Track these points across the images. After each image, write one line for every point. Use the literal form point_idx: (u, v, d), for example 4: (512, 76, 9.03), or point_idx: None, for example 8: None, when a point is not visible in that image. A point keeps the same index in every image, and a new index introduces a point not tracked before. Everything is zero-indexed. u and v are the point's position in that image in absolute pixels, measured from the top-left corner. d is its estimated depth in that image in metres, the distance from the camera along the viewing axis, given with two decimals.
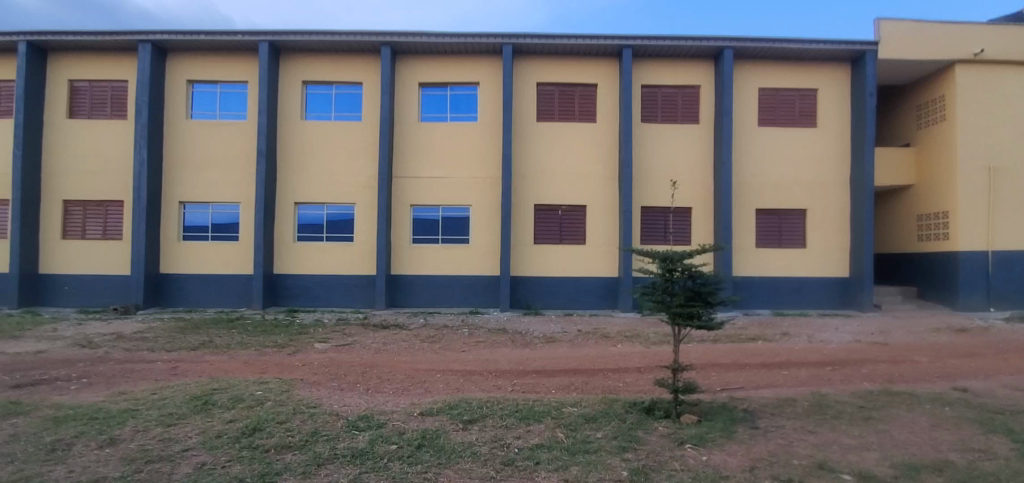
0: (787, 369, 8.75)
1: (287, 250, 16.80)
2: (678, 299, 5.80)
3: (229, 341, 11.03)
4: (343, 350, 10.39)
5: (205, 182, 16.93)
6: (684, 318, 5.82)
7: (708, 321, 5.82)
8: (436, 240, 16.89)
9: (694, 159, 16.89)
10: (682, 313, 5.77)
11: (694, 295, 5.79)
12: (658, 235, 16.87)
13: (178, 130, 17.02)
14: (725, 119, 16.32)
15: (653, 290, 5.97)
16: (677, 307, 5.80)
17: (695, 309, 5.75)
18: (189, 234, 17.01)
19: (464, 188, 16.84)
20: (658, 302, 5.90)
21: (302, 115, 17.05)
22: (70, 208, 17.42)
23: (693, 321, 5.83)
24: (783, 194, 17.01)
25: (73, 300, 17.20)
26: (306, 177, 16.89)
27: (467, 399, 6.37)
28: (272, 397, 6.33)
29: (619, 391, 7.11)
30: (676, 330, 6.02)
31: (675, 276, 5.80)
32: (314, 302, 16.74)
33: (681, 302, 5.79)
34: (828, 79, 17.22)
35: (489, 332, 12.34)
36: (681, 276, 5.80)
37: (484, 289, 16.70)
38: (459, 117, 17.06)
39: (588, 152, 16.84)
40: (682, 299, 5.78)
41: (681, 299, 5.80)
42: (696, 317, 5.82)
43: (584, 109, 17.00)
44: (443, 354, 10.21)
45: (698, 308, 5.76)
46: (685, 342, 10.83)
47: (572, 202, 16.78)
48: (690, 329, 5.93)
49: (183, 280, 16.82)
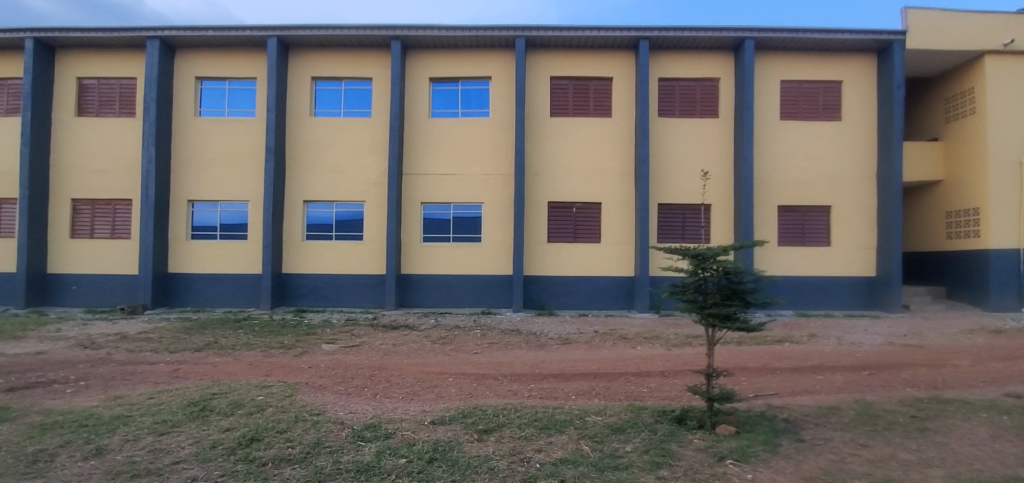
0: (821, 373, 8.19)
1: (295, 249, 16.49)
2: (713, 299, 5.28)
3: (235, 341, 10.71)
4: (351, 351, 10.00)
5: (212, 181, 16.68)
6: (721, 319, 5.28)
7: (748, 323, 5.26)
8: (447, 239, 16.48)
9: (713, 154, 16.30)
10: (719, 314, 5.23)
11: (731, 295, 5.26)
12: (675, 233, 16.29)
13: (185, 128, 16.79)
14: (746, 112, 15.72)
15: (683, 289, 5.44)
16: (712, 307, 5.27)
17: (733, 310, 5.21)
18: (197, 233, 16.78)
19: (475, 185, 16.41)
20: (689, 302, 5.38)
21: (311, 111, 16.73)
22: (79, 207, 17.28)
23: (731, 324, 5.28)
24: (806, 190, 16.36)
25: (81, 300, 17.05)
26: (315, 174, 16.56)
27: (483, 405, 5.92)
28: (273, 403, 5.93)
29: (644, 397, 6.62)
30: (710, 331, 5.48)
31: (708, 275, 5.25)
32: (323, 302, 16.42)
33: (717, 302, 5.26)
34: (853, 71, 16.55)
35: (502, 333, 11.88)
36: (715, 274, 5.25)
37: (496, 289, 16.26)
38: (471, 112, 16.65)
39: (603, 148, 16.34)
40: (718, 299, 5.25)
41: (716, 299, 5.27)
42: (735, 318, 5.27)
43: (598, 103, 16.51)
44: (455, 355, 9.77)
45: (737, 309, 5.23)
46: (724, 346, 10.32)
47: (587, 199, 16.28)
48: (727, 331, 5.38)
49: (191, 280, 16.58)
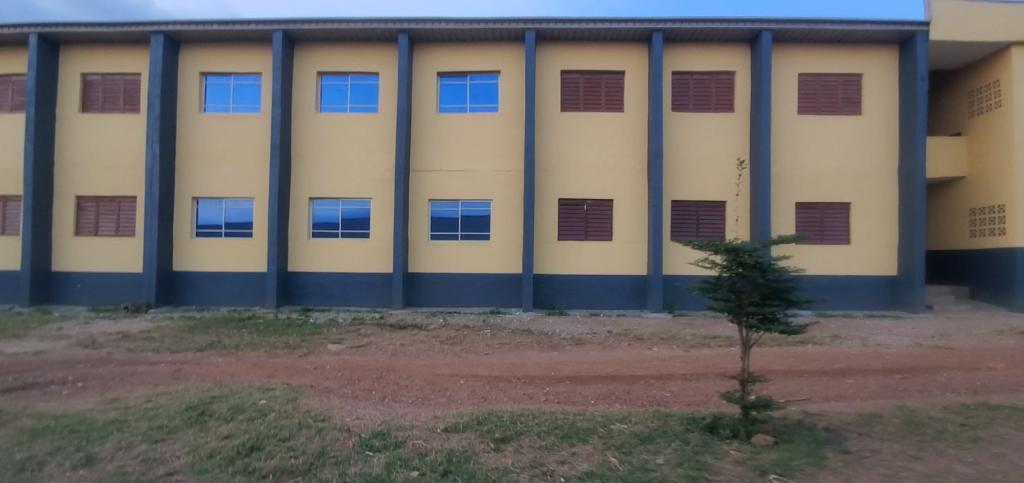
0: (852, 377, 7.78)
1: (301, 247, 16.19)
2: (750, 298, 4.86)
3: (238, 341, 10.40)
4: (358, 352, 9.66)
5: (217, 177, 16.42)
6: (760, 321, 4.86)
7: (790, 325, 4.84)
8: (455, 237, 16.13)
9: (728, 149, 15.86)
10: (759, 314, 4.80)
11: (770, 294, 4.84)
12: (689, 231, 15.85)
13: (190, 124, 16.53)
14: (763, 106, 15.25)
15: (716, 287, 5.03)
16: (750, 307, 4.85)
17: (773, 310, 4.79)
18: (202, 230, 16.53)
19: (484, 182, 16.05)
20: (723, 301, 4.95)
21: (317, 107, 16.42)
22: (83, 204, 17.08)
23: (771, 325, 4.87)
24: (825, 186, 15.88)
25: (85, 298, 16.85)
26: (320, 171, 16.26)
27: (499, 411, 5.57)
28: (276, 408, 5.60)
29: (668, 403, 6.22)
30: (746, 333, 5.06)
31: (744, 271, 4.85)
32: (329, 301, 16.13)
33: (755, 302, 4.83)
34: (873, 64, 16.05)
35: (512, 333, 11.52)
36: (753, 271, 4.85)
37: (505, 288, 15.90)
38: (479, 107, 16.28)
39: (615, 143, 15.92)
40: (756, 298, 4.83)
41: (753, 298, 4.85)
42: (775, 319, 4.86)
43: (610, 98, 16.10)
44: (465, 356, 9.41)
45: (777, 309, 4.81)
46: (759, 346, 9.96)
47: (598, 196, 15.88)
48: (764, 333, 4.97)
49: (195, 278, 16.34)
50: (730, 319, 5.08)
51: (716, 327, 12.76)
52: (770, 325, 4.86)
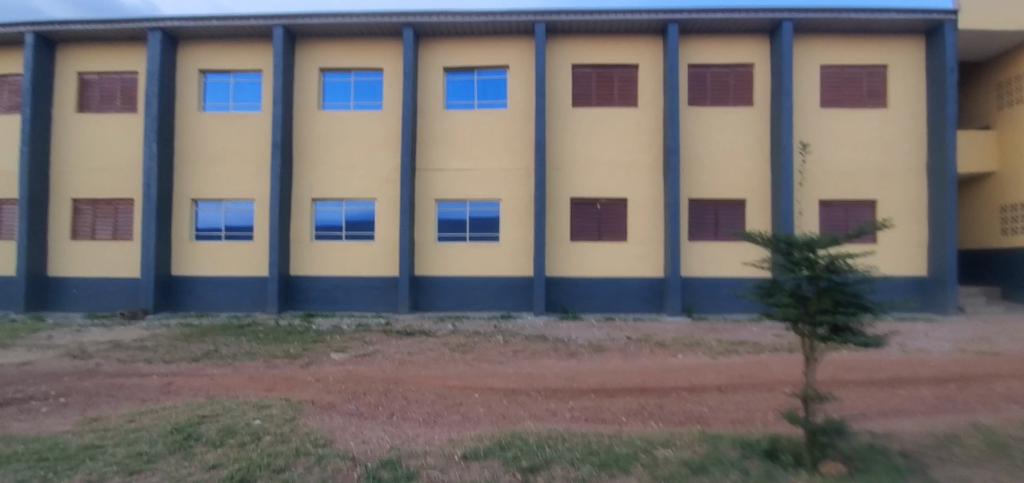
0: (904, 388, 7.12)
1: (303, 250, 15.61)
2: (822, 304, 4.20)
3: (236, 350, 9.80)
4: (363, 361, 9.04)
5: (216, 178, 15.87)
6: (832, 331, 4.22)
7: (868, 336, 4.18)
8: (463, 238, 15.52)
9: (748, 145, 15.18)
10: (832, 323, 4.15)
11: (845, 300, 4.18)
12: (708, 230, 15.15)
13: (189, 123, 15.99)
14: (786, 99, 14.56)
15: (778, 290, 4.40)
16: (821, 315, 4.19)
17: (849, 318, 4.14)
18: (201, 233, 15.97)
19: (493, 181, 15.43)
20: (789, 308, 4.30)
21: (320, 104, 15.86)
22: (80, 207, 16.56)
23: (844, 336, 4.20)
24: (850, 183, 15.17)
25: (82, 304, 16.31)
26: (323, 170, 15.68)
27: (524, 432, 4.94)
28: (271, 430, 4.98)
29: (710, 421, 5.56)
30: (809, 344, 4.44)
31: (815, 273, 4.20)
32: (333, 306, 15.53)
33: (828, 309, 4.17)
34: (899, 55, 15.36)
35: (526, 340, 10.86)
36: (825, 272, 4.19)
37: (516, 291, 15.25)
38: (488, 104, 15.67)
39: (630, 140, 15.28)
40: (829, 304, 4.17)
41: (826, 305, 4.18)
42: (849, 329, 4.20)
43: (624, 93, 15.46)
44: (478, 366, 8.78)
45: (853, 316, 4.16)
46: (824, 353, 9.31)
47: (612, 195, 15.22)
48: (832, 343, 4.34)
49: (194, 283, 15.77)
50: (794, 328, 4.42)
51: (740, 332, 12.06)
52: (844, 336, 4.20)
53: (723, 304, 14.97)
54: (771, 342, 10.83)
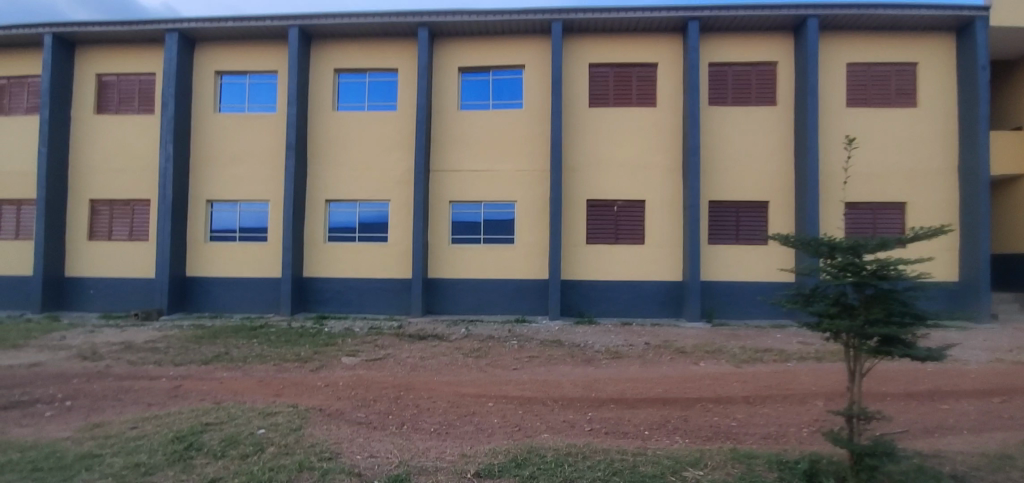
0: (946, 402, 6.67)
1: (316, 251, 15.50)
2: (873, 314, 3.84)
3: (247, 353, 9.65)
4: (374, 366, 8.82)
5: (231, 179, 15.84)
6: (884, 344, 3.85)
7: (924, 350, 3.81)
8: (477, 240, 15.28)
9: (770, 146, 14.71)
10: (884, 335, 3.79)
11: (898, 310, 3.83)
12: (728, 234, 14.72)
13: (204, 124, 16.00)
14: (811, 98, 14.06)
15: (823, 299, 4.05)
16: (873, 326, 3.83)
17: (903, 329, 3.78)
18: (216, 234, 15.95)
19: (508, 182, 15.17)
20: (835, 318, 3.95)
21: (334, 105, 15.75)
22: (97, 208, 16.68)
23: (898, 349, 3.84)
24: (878, 184, 14.60)
25: (98, 304, 16.40)
26: (337, 171, 15.56)
27: (541, 447, 4.66)
28: (275, 441, 4.80)
29: (740, 438, 5.18)
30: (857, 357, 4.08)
31: (865, 280, 3.86)
32: (346, 308, 15.39)
33: (880, 319, 3.81)
34: (930, 52, 14.77)
35: (541, 345, 10.55)
36: (876, 279, 3.85)
37: (530, 294, 14.96)
38: (503, 104, 15.43)
39: (648, 140, 14.91)
40: (882, 314, 3.81)
41: (877, 315, 3.82)
42: (903, 342, 3.83)
43: (642, 92, 15.10)
44: (492, 372, 8.51)
45: (907, 328, 3.80)
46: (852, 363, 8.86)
47: (629, 197, 14.86)
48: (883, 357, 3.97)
49: (208, 284, 15.75)
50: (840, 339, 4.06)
51: (764, 340, 11.62)
52: (897, 348, 3.83)
53: (744, 309, 14.51)
54: (797, 351, 10.39)
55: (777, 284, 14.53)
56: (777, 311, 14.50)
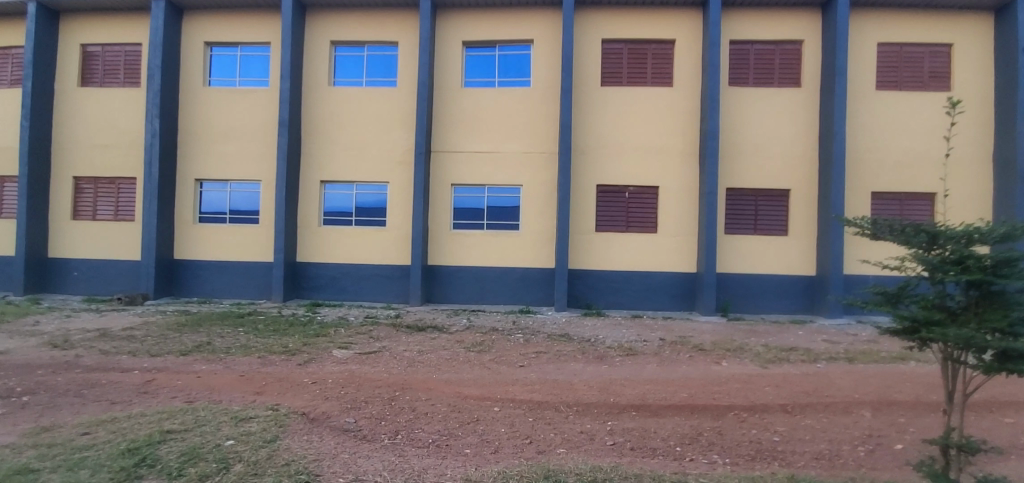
0: (1009, 415, 5.93)
1: (311, 235, 14.71)
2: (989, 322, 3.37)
3: (231, 343, 8.93)
4: (369, 360, 8.09)
5: (222, 157, 15.00)
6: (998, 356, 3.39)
7: None
8: (480, 226, 14.49)
9: (793, 131, 13.86)
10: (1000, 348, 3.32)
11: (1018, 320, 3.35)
12: (746, 223, 13.93)
13: (193, 99, 15.11)
14: (839, 80, 13.15)
15: (922, 301, 3.66)
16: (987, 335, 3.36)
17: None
18: (206, 216, 15.16)
19: (514, 165, 14.33)
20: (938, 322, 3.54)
21: (330, 81, 14.84)
22: (81, 186, 15.86)
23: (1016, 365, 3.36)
24: (907, 173, 13.76)
25: (82, 287, 15.67)
26: (333, 151, 14.71)
27: (560, 472, 3.97)
28: (244, 457, 4.12)
29: (789, 459, 4.56)
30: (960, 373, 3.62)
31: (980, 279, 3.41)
32: (341, 295, 14.64)
33: (997, 329, 3.35)
34: (967, 32, 13.82)
35: (549, 339, 9.81)
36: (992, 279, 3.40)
37: (536, 284, 14.20)
38: (510, 81, 14.54)
39: (664, 123, 14.03)
40: (1000, 323, 3.34)
41: (993, 324, 3.36)
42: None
43: (658, 71, 14.19)
44: (497, 370, 7.78)
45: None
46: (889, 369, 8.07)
47: (642, 182, 14.03)
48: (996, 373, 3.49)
49: (197, 267, 14.99)
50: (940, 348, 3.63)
51: (785, 337, 10.90)
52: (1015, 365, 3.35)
53: (761, 303, 13.77)
54: (825, 350, 9.66)
55: (796, 277, 13.77)
56: (795, 306, 13.76)
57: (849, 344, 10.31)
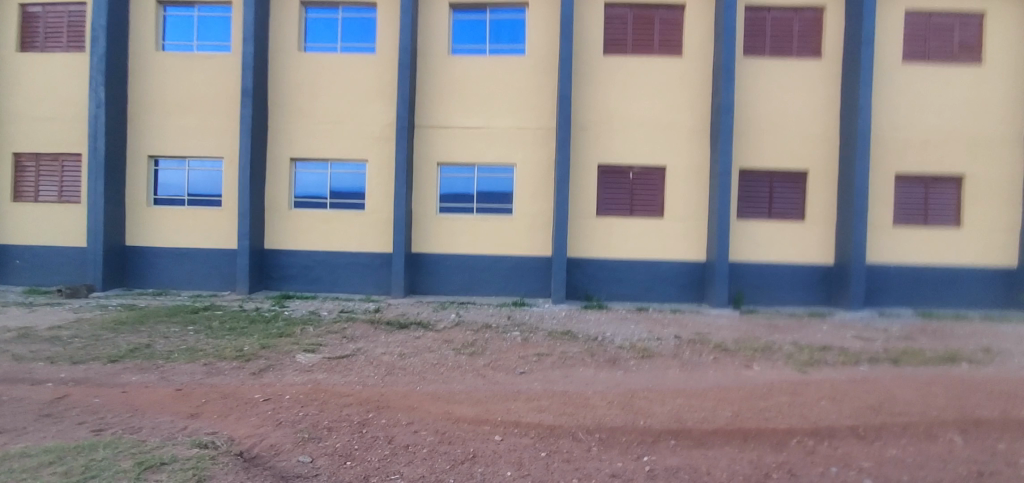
0: None
1: (280, 219, 13.21)
2: None
3: (175, 345, 7.49)
4: (339, 367, 6.74)
5: (179, 132, 13.35)
6: None
7: None
8: (469, 210, 13.12)
9: (812, 106, 12.68)
10: None
11: None
12: (760, 208, 12.77)
13: (144, 65, 13.40)
14: (866, 49, 11.95)
15: None
16: None
17: None
18: (162, 198, 13.54)
19: (507, 142, 12.94)
20: None
21: (300, 46, 13.24)
22: (21, 164, 14.10)
23: None
24: (932, 154, 12.77)
25: (23, 277, 13.97)
26: (305, 125, 13.16)
27: None
28: None
29: None
30: None
31: None
32: (315, 286, 13.21)
33: None
34: (999, 1, 12.75)
35: (550, 338, 8.55)
36: None
37: (531, 274, 12.93)
38: (503, 49, 13.09)
39: (672, 96, 12.74)
40: None
41: None
42: None
43: (666, 39, 12.86)
44: (494, 379, 6.49)
45: None
46: (951, 379, 6.98)
47: (648, 162, 12.76)
48: None
49: (152, 255, 13.40)
50: None
51: (811, 333, 9.80)
52: None
53: (775, 294, 12.69)
54: (862, 350, 8.57)
55: (813, 266, 12.69)
56: (811, 297, 12.72)
57: (884, 342, 9.26)
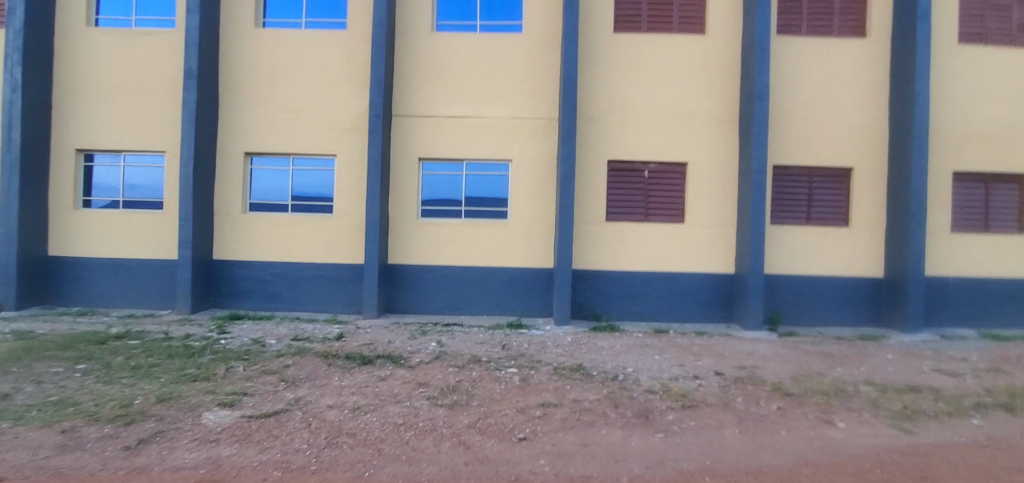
0: None
1: (232, 225, 11.16)
2: None
3: (40, 397, 5.41)
4: (260, 434, 4.69)
5: (113, 121, 11.31)
6: None
7: None
8: (456, 214, 11.15)
9: (857, 92, 10.85)
10: None
11: None
12: (798, 212, 10.89)
13: (74, 43, 11.36)
14: (923, 24, 10.14)
15: None
16: None
17: None
18: (93, 200, 11.49)
19: (500, 134, 11.01)
20: None
21: (259, 22, 11.28)
22: None
23: None
24: (994, 150, 10.96)
25: None
26: (262, 114, 11.15)
27: None
28: None
29: None
30: None
31: None
32: (272, 304, 11.15)
33: None
34: None
35: (557, 378, 6.52)
36: None
37: (528, 290, 10.95)
38: (495, 26, 11.20)
39: (693, 81, 10.87)
40: None
41: None
42: None
43: (686, 13, 11.00)
44: (482, 454, 4.46)
45: None
46: None
47: (666, 158, 10.86)
48: None
49: (80, 268, 11.30)
50: None
51: (880, 365, 7.86)
52: None
53: (816, 313, 10.79)
54: (960, 392, 6.61)
55: (859, 279, 10.81)
56: (858, 317, 10.82)
57: (977, 378, 7.33)
